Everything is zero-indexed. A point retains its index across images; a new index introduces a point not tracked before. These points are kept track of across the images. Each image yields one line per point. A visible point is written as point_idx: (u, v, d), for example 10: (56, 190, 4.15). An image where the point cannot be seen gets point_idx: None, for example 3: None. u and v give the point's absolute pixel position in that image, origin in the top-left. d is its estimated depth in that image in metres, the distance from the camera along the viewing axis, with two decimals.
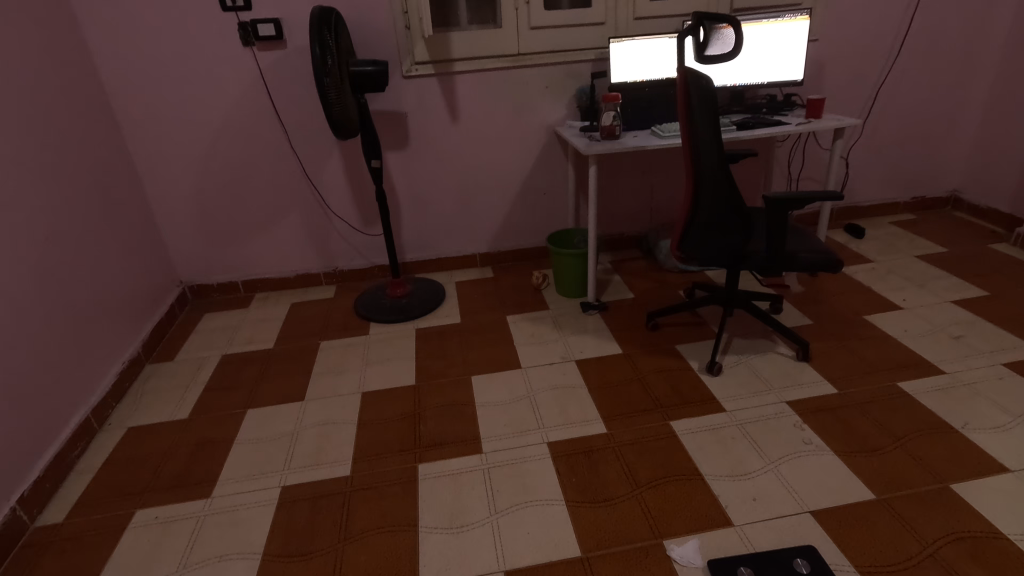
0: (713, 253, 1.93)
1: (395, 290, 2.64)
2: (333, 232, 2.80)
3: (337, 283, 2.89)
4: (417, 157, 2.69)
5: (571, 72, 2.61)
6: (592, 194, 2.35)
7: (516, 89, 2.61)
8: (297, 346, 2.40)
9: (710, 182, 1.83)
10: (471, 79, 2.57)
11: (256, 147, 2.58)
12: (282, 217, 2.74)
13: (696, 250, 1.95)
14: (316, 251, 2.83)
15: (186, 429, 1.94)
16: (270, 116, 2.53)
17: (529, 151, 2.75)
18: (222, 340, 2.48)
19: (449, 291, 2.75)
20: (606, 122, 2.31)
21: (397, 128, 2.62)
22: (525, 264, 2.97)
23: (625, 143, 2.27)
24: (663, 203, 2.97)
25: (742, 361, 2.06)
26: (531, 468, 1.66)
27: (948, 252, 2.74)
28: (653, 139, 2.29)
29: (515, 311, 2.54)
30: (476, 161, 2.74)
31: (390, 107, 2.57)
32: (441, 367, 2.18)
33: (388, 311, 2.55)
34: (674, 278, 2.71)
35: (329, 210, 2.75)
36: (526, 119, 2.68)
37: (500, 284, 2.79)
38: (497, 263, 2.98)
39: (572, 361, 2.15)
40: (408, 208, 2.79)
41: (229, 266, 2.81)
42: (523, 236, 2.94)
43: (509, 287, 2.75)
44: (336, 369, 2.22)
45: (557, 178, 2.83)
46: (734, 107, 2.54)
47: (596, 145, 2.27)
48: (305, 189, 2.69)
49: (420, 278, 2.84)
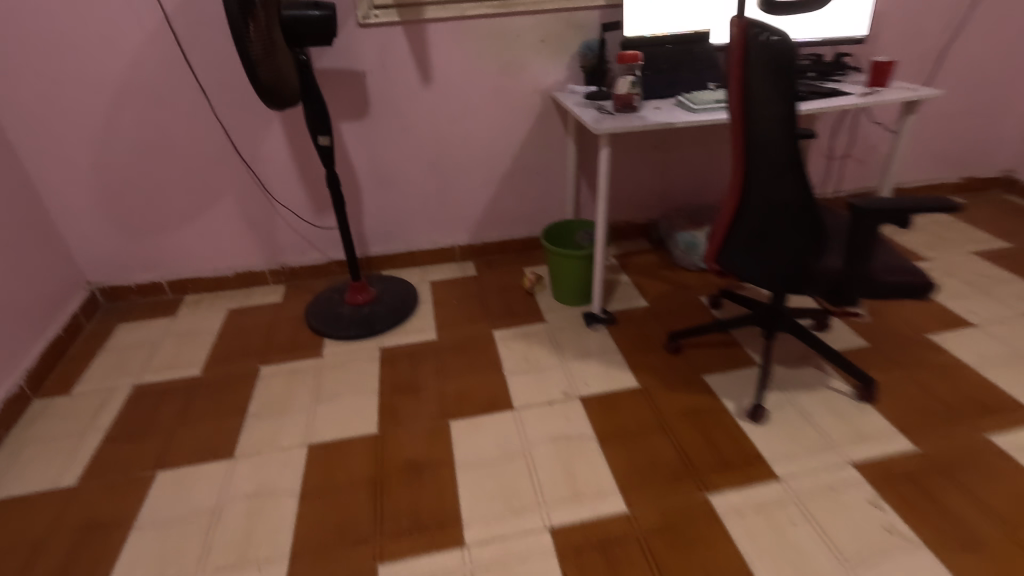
0: (763, 267, 1.48)
1: (358, 295, 2.17)
2: (277, 221, 2.27)
3: (286, 283, 2.39)
4: (380, 129, 2.15)
5: (573, 21, 2.06)
6: (601, 184, 1.84)
7: (504, 43, 2.06)
8: (230, 371, 1.92)
9: (767, 175, 1.37)
10: (447, 29, 2.01)
11: (171, 115, 2.01)
12: (212, 203, 2.20)
13: (736, 263, 1.54)
14: (258, 244, 2.31)
15: (71, 502, 1.47)
16: (185, 74, 1.95)
17: (520, 122, 2.23)
18: (136, 363, 1.98)
19: (423, 295, 2.27)
20: (621, 90, 1.79)
21: (353, 92, 2.06)
22: (514, 258, 2.49)
23: (646, 119, 1.75)
24: (678, 185, 2.49)
25: (788, 401, 1.66)
26: (531, 572, 1.24)
27: (1010, 248, 2.34)
28: (681, 114, 1.79)
29: (503, 323, 2.08)
30: (455, 134, 2.21)
31: (343, 64, 2.01)
32: (411, 406, 1.73)
33: (349, 324, 2.08)
34: (692, 279, 2.26)
35: (270, 194, 2.21)
36: (516, 82, 2.14)
37: (484, 285, 2.31)
38: (481, 258, 2.50)
39: (576, 398, 1.71)
40: (371, 193, 2.27)
41: (147, 263, 2.27)
42: (511, 225, 2.45)
43: (496, 290, 2.28)
44: (278, 408, 1.75)
45: (553, 155, 2.32)
46: None
47: (610, 122, 1.74)
48: (238, 168, 2.14)
49: (387, 277, 2.35)
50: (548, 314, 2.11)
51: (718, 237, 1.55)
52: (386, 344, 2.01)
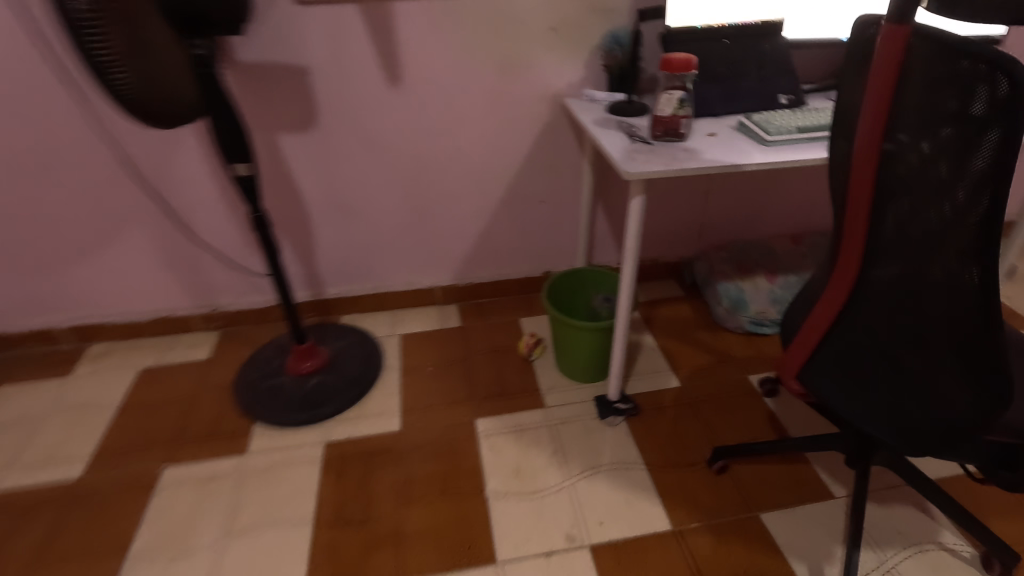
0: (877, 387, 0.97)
1: (304, 364, 1.65)
2: (203, 256, 1.76)
3: (219, 332, 1.89)
4: (334, 143, 1.62)
5: (596, 2, 1.50)
6: (628, 242, 1.31)
7: (500, 31, 1.51)
8: (124, 472, 1.44)
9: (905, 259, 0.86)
10: (420, 10, 1.45)
11: (46, 123, 1.48)
12: (115, 234, 1.68)
13: (828, 387, 1.04)
14: (181, 284, 1.80)
15: None
16: (59, 68, 1.42)
17: (520, 137, 1.68)
18: (4, 452, 1.50)
19: (390, 356, 1.77)
20: (665, 111, 1.24)
21: (294, 94, 1.52)
22: (508, 304, 1.98)
23: (700, 157, 1.21)
24: (720, 215, 1.96)
25: (886, 569, 1.18)
26: None
27: None
28: (747, 147, 1.25)
29: (489, 406, 1.58)
30: (434, 151, 1.68)
31: (279, 56, 1.46)
32: (358, 550, 1.25)
33: (289, 406, 1.57)
34: (735, 345, 1.76)
35: (191, 224, 1.69)
36: (515, 84, 1.59)
37: (469, 343, 1.81)
38: (467, 301, 1.99)
39: (586, 548, 1.24)
40: (325, 223, 1.76)
41: (39, 306, 1.77)
42: (506, 262, 1.94)
43: (483, 352, 1.77)
44: (175, 545, 1.27)
45: (562, 178, 1.78)
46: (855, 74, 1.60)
47: (646, 160, 1.20)
48: (146, 192, 1.62)
49: (347, 328, 1.85)
50: (549, 397, 1.61)
51: (804, 344, 1.05)
52: (333, 438, 1.52)
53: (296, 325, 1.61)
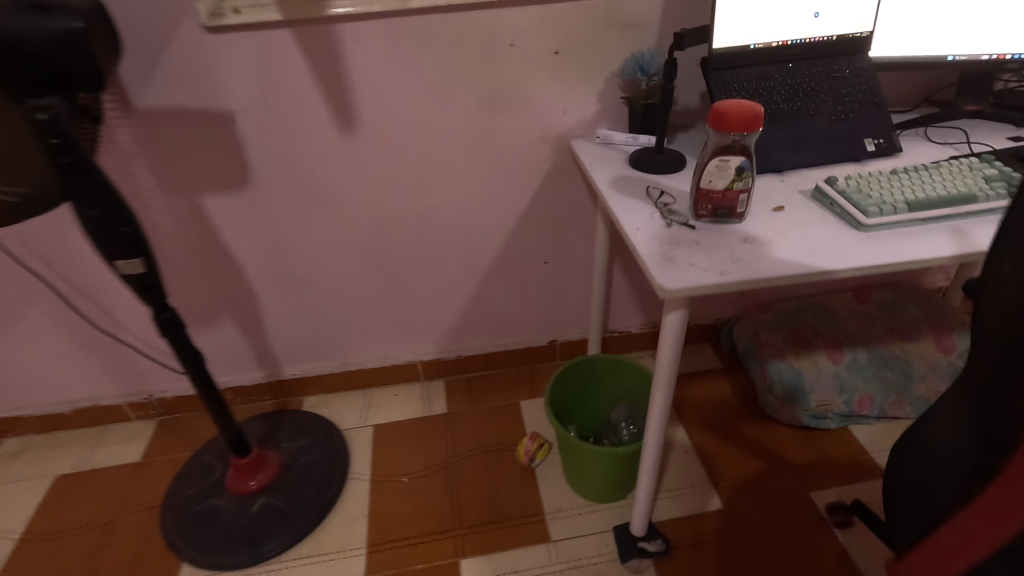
0: None
1: (249, 481, 1.32)
2: (127, 339, 1.43)
3: (157, 422, 1.56)
4: (275, 205, 1.26)
5: (613, 16, 1.11)
6: (657, 366, 0.93)
7: (484, 59, 1.13)
8: None
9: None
10: (374, 34, 1.08)
11: None
12: (15, 320, 1.36)
13: None
14: (105, 370, 1.48)
15: None
16: None
17: (515, 188, 1.32)
18: None
19: (357, 461, 1.43)
20: (714, 183, 0.87)
21: (218, 146, 1.16)
22: (505, 380, 1.62)
23: (765, 254, 0.83)
24: None
25: None
26: None
27: None
28: (833, 232, 0.87)
29: (477, 540, 1.25)
30: (404, 209, 1.31)
31: (190, 99, 1.10)
32: None
33: (226, 543, 1.25)
34: (789, 445, 1.39)
35: (107, 304, 1.36)
36: (506, 125, 1.22)
37: (454, 440, 1.46)
38: (456, 376, 1.64)
39: None
40: (273, 297, 1.41)
41: None
42: (503, 332, 1.58)
43: (471, 453, 1.43)
44: None
45: (569, 234, 1.41)
46: (968, 101, 1.18)
47: (687, 260, 0.83)
48: (43, 270, 1.28)
49: (309, 419, 1.52)
50: (553, 528, 1.26)
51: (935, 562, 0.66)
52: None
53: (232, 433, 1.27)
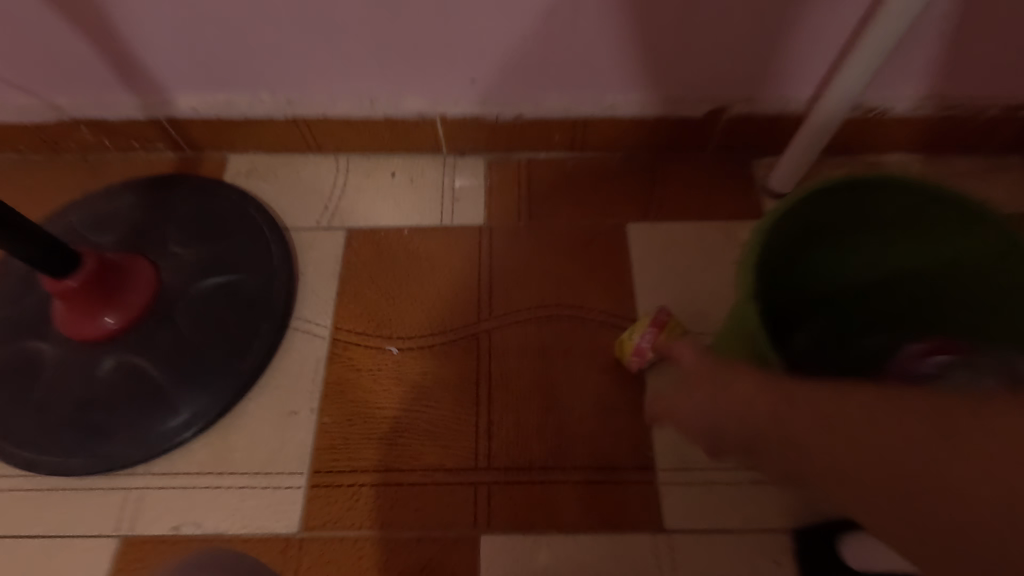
0: None
1: (106, 321, 0.69)
2: None
3: None
4: None
5: None
6: None
7: None
8: None
9: None
10: None
11: None
12: None
13: None
14: None
15: None
16: None
17: None
18: None
19: (309, 301, 0.76)
20: None
21: None
22: (601, 180, 0.84)
23: None
24: None
25: None
26: None
27: None
28: None
29: (515, 497, 0.66)
30: None
31: None
32: None
33: (52, 430, 0.67)
34: None
35: None
36: None
37: (492, 289, 0.77)
38: (514, 152, 0.85)
39: None
40: None
41: None
42: (621, 80, 0.75)
43: (524, 321, 0.75)
44: None
45: None
46: None
47: None
48: None
49: (232, 199, 0.81)
50: (667, 510, 0.65)
51: None
52: (135, 534, 0.65)
53: (35, 254, 0.62)
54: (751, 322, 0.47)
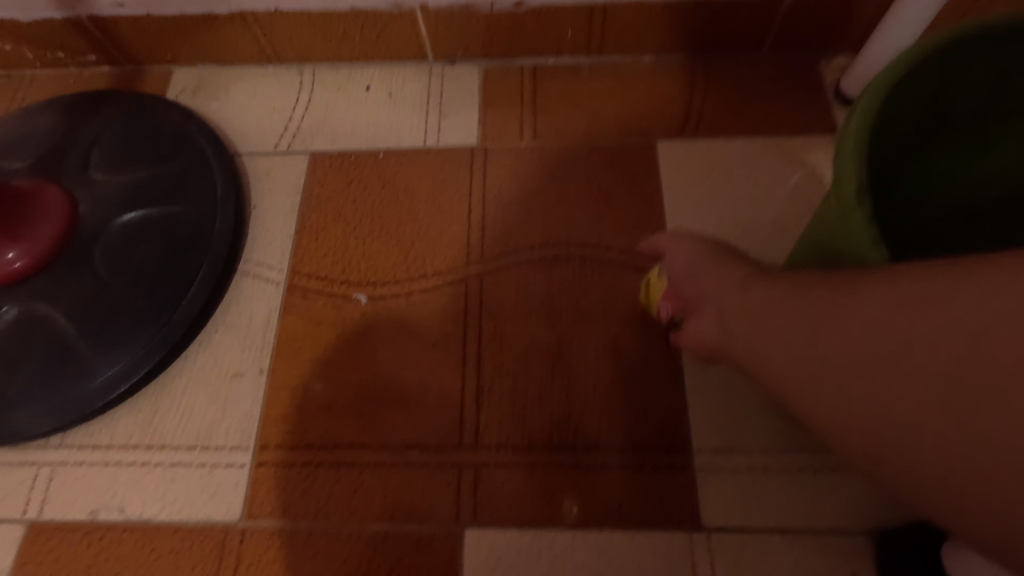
0: None
1: (6, 257, 0.56)
2: None
3: None
4: None
5: None
6: None
7: None
8: None
9: None
10: None
11: None
12: None
13: None
14: None
15: None
16: None
17: None
18: None
19: (261, 241, 0.62)
20: None
21: None
22: (623, 91, 0.67)
23: None
24: None
25: None
26: None
27: None
28: None
29: (510, 480, 0.52)
30: None
31: None
32: None
33: None
34: None
35: None
36: None
37: (484, 225, 0.62)
38: (517, 55, 0.69)
39: None
40: None
41: None
42: None
43: (525, 264, 0.59)
44: None
45: None
46: None
47: None
48: None
49: (171, 114, 0.66)
50: (706, 504, 0.50)
51: None
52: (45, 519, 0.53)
53: None
54: (856, 229, 0.32)
